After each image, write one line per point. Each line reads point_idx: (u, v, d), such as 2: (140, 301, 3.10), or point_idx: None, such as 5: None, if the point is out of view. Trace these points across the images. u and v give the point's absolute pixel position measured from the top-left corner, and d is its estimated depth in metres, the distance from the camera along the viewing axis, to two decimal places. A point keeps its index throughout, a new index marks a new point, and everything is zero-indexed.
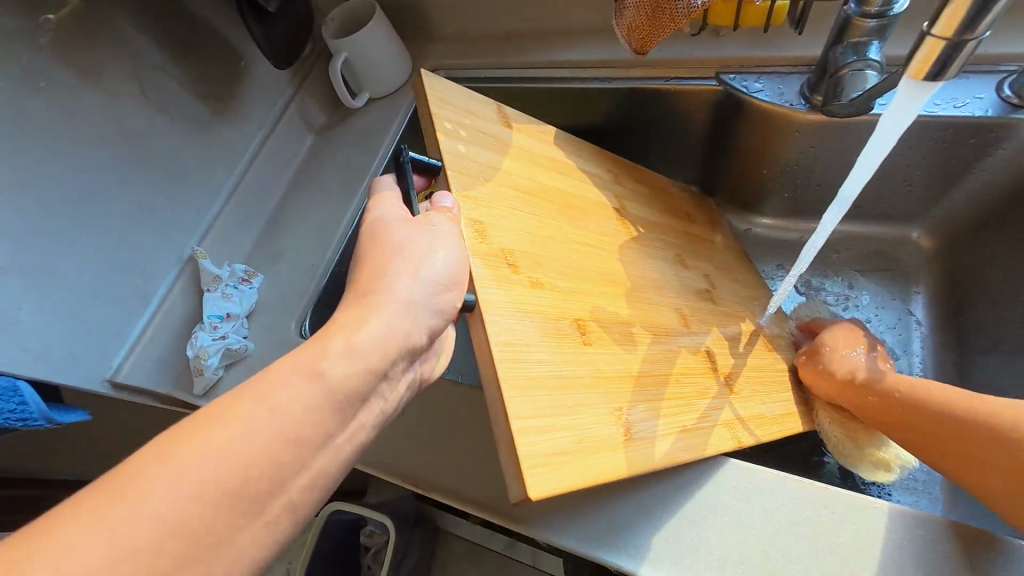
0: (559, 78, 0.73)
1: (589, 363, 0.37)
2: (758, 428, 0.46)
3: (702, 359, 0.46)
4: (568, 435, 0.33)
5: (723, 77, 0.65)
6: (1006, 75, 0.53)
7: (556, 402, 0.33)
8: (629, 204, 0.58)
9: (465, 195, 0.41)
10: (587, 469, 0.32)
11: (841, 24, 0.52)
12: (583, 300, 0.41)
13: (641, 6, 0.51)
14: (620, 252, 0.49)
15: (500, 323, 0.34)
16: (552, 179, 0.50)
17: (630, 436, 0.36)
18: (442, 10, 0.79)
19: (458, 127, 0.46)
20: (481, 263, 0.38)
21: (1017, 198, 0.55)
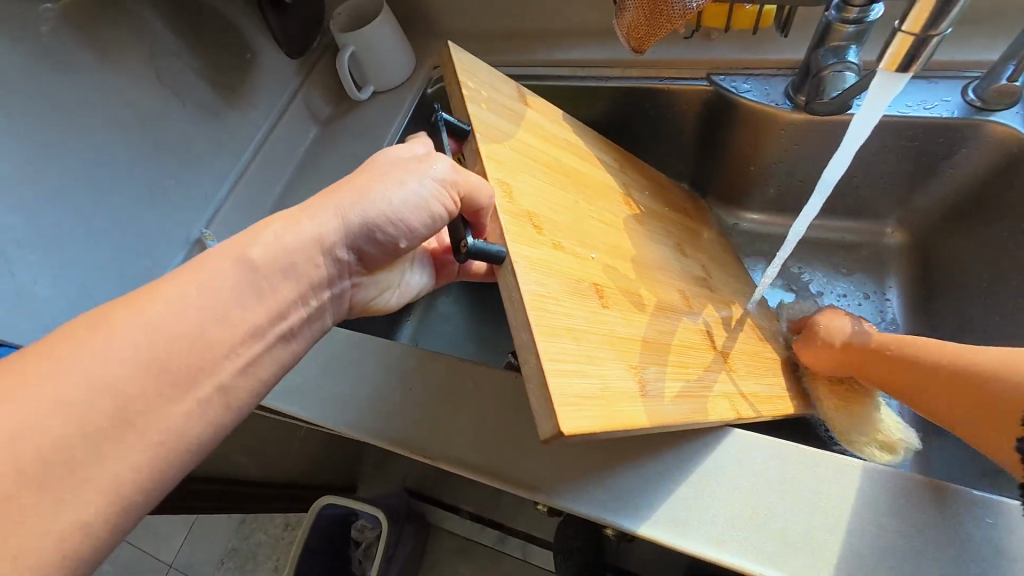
0: (559, 76, 0.76)
1: (608, 325, 0.39)
2: (752, 404, 0.49)
3: (703, 335, 0.49)
4: (594, 383, 0.35)
5: (713, 78, 0.69)
6: (970, 81, 0.58)
7: (583, 353, 0.35)
8: (635, 192, 0.61)
9: (490, 157, 0.44)
10: (611, 414, 0.34)
11: (823, 29, 0.56)
12: (599, 268, 0.43)
13: (638, 7, 0.54)
14: (629, 231, 0.53)
15: (531, 278, 0.37)
16: (565, 159, 0.53)
17: (644, 391, 0.38)
18: (446, 9, 0.82)
19: (484, 102, 0.49)
20: (510, 221, 0.40)
21: (980, 194, 0.60)
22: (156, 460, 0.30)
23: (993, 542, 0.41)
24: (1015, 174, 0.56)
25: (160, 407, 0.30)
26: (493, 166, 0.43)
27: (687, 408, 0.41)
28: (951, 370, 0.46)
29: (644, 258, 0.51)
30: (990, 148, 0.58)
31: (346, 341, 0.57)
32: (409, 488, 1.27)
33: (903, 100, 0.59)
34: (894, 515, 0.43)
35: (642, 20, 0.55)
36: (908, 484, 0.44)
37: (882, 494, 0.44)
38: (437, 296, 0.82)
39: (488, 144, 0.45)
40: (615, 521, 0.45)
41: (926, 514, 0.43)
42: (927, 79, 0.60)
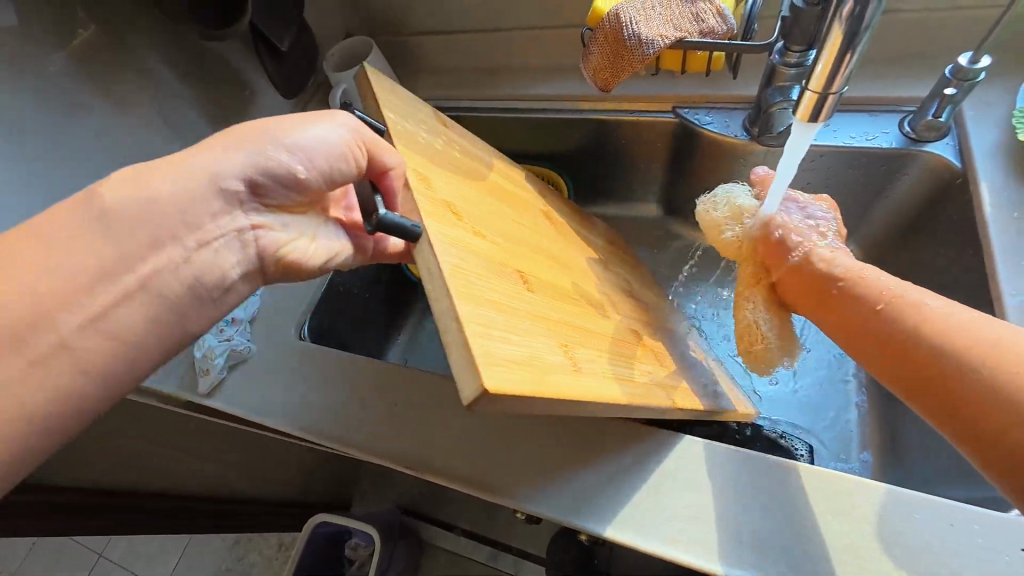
0: (537, 109, 0.82)
1: (533, 305, 0.37)
2: (690, 397, 0.49)
3: (631, 338, 0.48)
4: (520, 349, 0.31)
5: (678, 111, 0.75)
6: (906, 115, 0.64)
7: (509, 322, 0.33)
8: (555, 214, 0.62)
9: (403, 148, 0.41)
10: (539, 379, 0.31)
11: (769, 71, 0.62)
12: (520, 258, 0.42)
13: (603, 52, 0.60)
14: (553, 240, 0.53)
15: (452, 251, 0.34)
16: (486, 171, 0.53)
17: (575, 368, 0.36)
18: (434, 48, 0.89)
19: (401, 111, 0.47)
20: (430, 202, 0.37)
21: (922, 215, 0.65)
22: None
23: (924, 538, 0.44)
24: (951, 199, 0.62)
25: None
26: (408, 156, 0.41)
27: (621, 391, 0.39)
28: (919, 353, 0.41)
29: (565, 259, 0.51)
30: (925, 175, 0.63)
31: (339, 358, 0.61)
32: (403, 504, 1.28)
33: (848, 132, 0.65)
34: (838, 513, 0.46)
35: (605, 63, 0.61)
36: (855, 487, 0.47)
37: (825, 494, 0.47)
38: (426, 316, 0.87)
39: (403, 139, 0.42)
40: (585, 526, 0.48)
41: (868, 510, 0.46)
42: (869, 113, 0.65)
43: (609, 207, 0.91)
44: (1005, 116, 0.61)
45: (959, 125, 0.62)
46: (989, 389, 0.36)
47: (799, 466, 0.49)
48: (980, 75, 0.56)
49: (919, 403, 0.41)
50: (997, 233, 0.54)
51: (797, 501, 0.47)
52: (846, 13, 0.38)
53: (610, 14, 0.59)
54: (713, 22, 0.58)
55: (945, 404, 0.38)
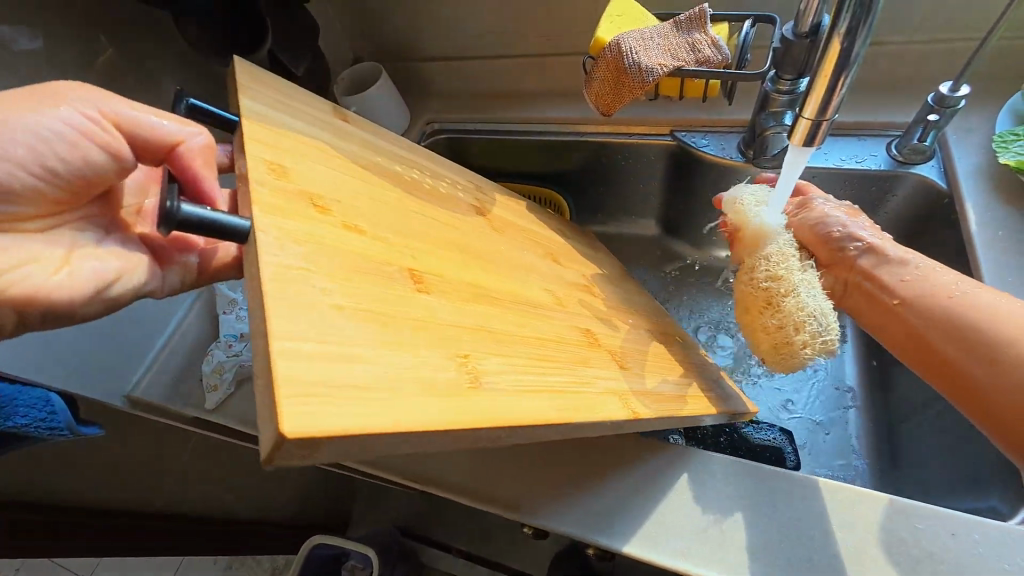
0: (540, 132, 0.86)
1: (418, 309, 0.31)
2: (654, 403, 0.43)
3: (580, 334, 0.43)
4: (369, 370, 0.25)
5: (676, 134, 0.78)
6: (891, 139, 0.67)
7: (364, 335, 0.26)
8: (490, 208, 0.56)
9: (255, 138, 0.35)
10: (384, 408, 0.24)
11: (762, 97, 0.66)
12: (414, 256, 0.36)
13: (604, 79, 0.64)
14: (479, 236, 0.47)
15: (298, 250, 0.28)
16: (395, 167, 0.47)
17: (472, 385, 0.29)
18: (440, 74, 0.93)
19: (274, 101, 0.41)
20: (280, 196, 0.31)
21: (913, 233, 0.68)
22: None
23: (926, 548, 0.45)
24: (938, 218, 0.64)
25: None
26: (264, 148, 0.34)
27: (550, 405, 0.32)
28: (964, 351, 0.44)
29: (494, 256, 0.45)
30: (914, 195, 0.66)
31: None
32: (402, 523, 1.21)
33: (838, 155, 0.68)
34: (849, 530, 0.47)
35: (606, 89, 0.64)
36: (864, 504, 0.48)
37: (827, 505, 0.48)
38: None
39: (261, 129, 0.36)
40: (599, 540, 0.49)
41: (877, 527, 0.46)
42: (857, 138, 0.69)
43: (609, 225, 0.94)
44: (986, 140, 0.64)
45: (943, 149, 0.65)
46: (995, 359, 0.41)
47: (809, 481, 0.50)
48: (961, 103, 0.59)
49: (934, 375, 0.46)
50: (983, 251, 0.57)
51: (806, 518, 0.48)
52: (836, 46, 0.41)
53: (612, 43, 0.63)
54: (709, 52, 0.61)
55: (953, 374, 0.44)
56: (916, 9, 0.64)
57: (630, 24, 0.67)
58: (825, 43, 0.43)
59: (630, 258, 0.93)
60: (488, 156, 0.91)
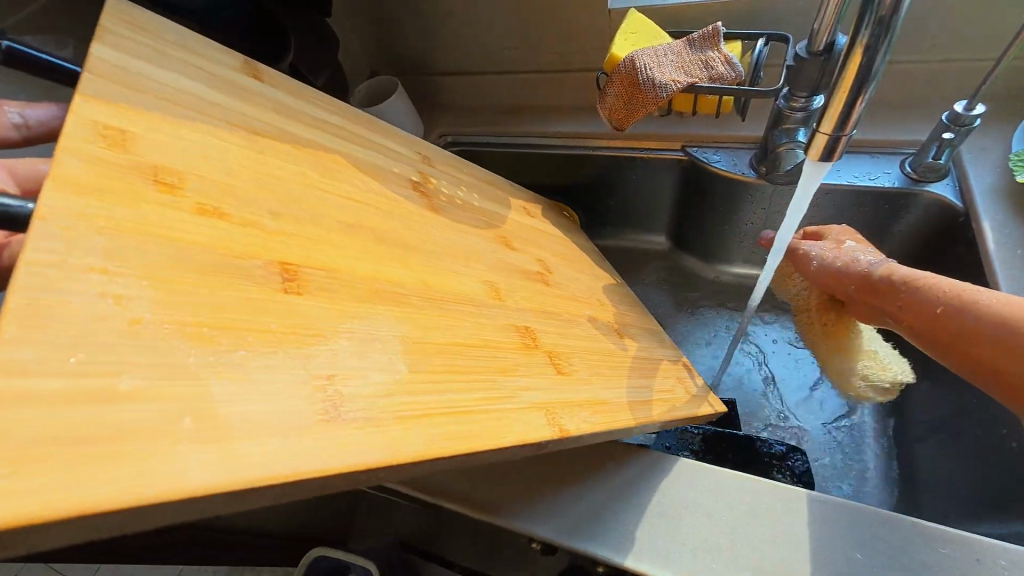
0: (558, 146, 0.87)
1: (280, 315, 0.24)
2: (590, 415, 0.35)
3: (512, 334, 0.35)
4: (145, 413, 0.18)
5: (688, 149, 0.80)
6: (905, 157, 0.70)
7: (154, 363, 0.19)
8: (437, 181, 0.47)
9: (92, 96, 0.26)
10: (153, 474, 0.17)
11: (775, 114, 0.68)
12: (298, 241, 0.28)
13: (618, 94, 0.65)
14: (406, 214, 0.39)
15: (98, 242, 0.21)
16: (314, 135, 0.38)
17: (323, 420, 0.22)
18: (455, 88, 0.95)
19: (147, 50, 0.32)
20: (101, 170, 0.23)
21: (926, 250, 0.70)
22: None
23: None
24: (950, 237, 0.67)
25: None
26: (107, 109, 0.27)
27: (439, 434, 0.25)
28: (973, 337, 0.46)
29: (426, 244, 0.37)
30: (927, 214, 0.69)
31: None
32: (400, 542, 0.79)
33: (850, 172, 0.71)
34: (860, 544, 0.42)
35: (620, 103, 0.66)
36: (871, 514, 0.43)
37: (855, 527, 0.43)
38: None
39: (102, 82, 0.28)
40: (598, 553, 0.44)
41: (891, 539, 0.42)
42: (871, 156, 0.72)
43: (622, 237, 0.95)
44: (1001, 159, 0.67)
45: (957, 167, 0.68)
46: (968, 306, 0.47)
47: (813, 492, 0.45)
48: (976, 120, 0.62)
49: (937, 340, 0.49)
50: (1000, 269, 0.58)
51: (816, 531, 0.43)
52: (855, 64, 0.43)
53: (626, 60, 0.64)
54: (722, 69, 0.63)
55: (947, 333, 0.48)
56: (927, 34, 0.68)
57: (643, 41, 0.69)
58: (845, 56, 0.44)
59: (639, 270, 0.94)
60: (504, 170, 0.93)
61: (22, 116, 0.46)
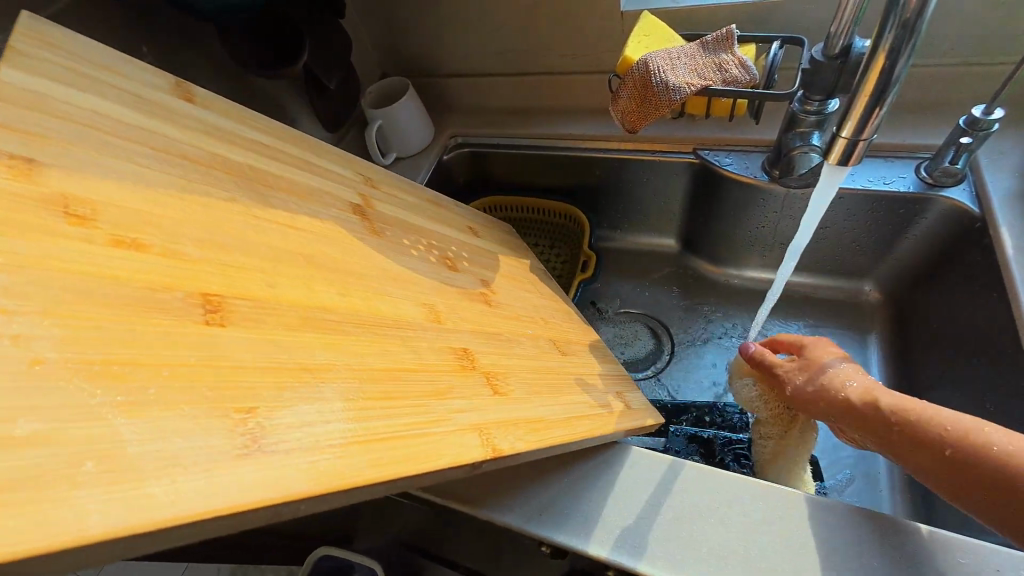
0: (566, 148, 0.87)
1: (199, 349, 0.22)
2: (526, 432, 0.34)
3: (448, 357, 0.33)
4: (39, 458, 0.16)
5: (699, 152, 0.78)
6: (921, 161, 0.68)
7: (54, 407, 0.17)
8: (380, 203, 0.43)
9: (3, 125, 0.22)
10: (44, 521, 0.15)
11: (789, 117, 0.66)
12: (223, 269, 0.25)
13: (631, 96, 0.64)
14: (343, 240, 0.35)
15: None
16: (268, 164, 0.35)
17: (243, 450, 0.20)
18: (463, 91, 0.95)
19: (65, 70, 0.27)
20: (2, 207, 0.20)
21: (941, 256, 0.68)
22: None
23: None
24: (967, 241, 0.64)
25: None
26: (17, 137, 0.22)
27: (366, 459, 0.24)
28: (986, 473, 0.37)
29: (369, 267, 0.35)
30: (945, 219, 0.66)
31: None
32: (400, 540, 0.80)
33: (865, 177, 0.69)
34: (877, 552, 0.39)
35: (633, 106, 0.64)
36: (888, 522, 0.40)
37: (883, 541, 0.39)
38: None
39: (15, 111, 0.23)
40: (613, 558, 0.41)
41: (913, 551, 0.39)
42: (885, 159, 0.70)
43: (629, 239, 0.94)
44: (1017, 164, 0.64)
45: (974, 172, 0.65)
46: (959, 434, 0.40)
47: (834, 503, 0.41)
48: (995, 125, 0.59)
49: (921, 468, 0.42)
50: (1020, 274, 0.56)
51: (835, 540, 0.40)
52: (876, 69, 0.40)
53: (639, 62, 0.63)
54: (736, 72, 0.62)
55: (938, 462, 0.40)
56: (945, 37, 0.65)
57: (657, 44, 0.67)
58: (868, 58, 0.41)
59: (646, 274, 0.93)
60: (513, 172, 0.93)
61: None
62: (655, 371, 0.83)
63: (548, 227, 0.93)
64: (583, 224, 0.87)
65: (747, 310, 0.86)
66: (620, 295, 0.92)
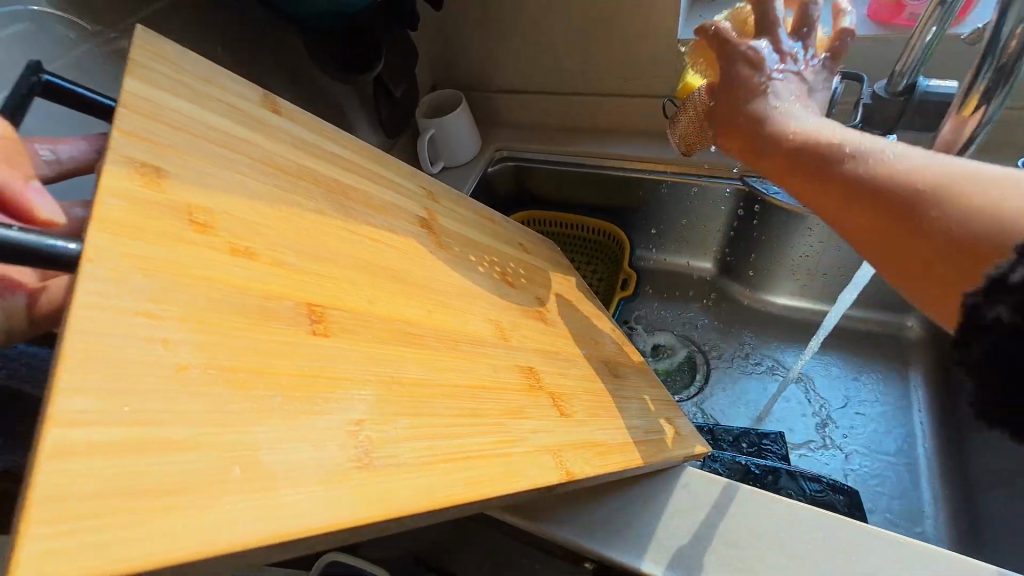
0: (610, 167, 0.88)
1: (310, 358, 0.21)
2: (591, 457, 0.34)
3: (520, 375, 0.33)
4: (193, 465, 0.16)
5: (748, 179, 0.76)
6: None
7: (201, 414, 0.17)
8: (443, 219, 0.44)
9: (132, 133, 0.22)
10: (205, 537, 0.15)
11: None
12: (323, 281, 0.25)
13: (689, 121, 0.65)
14: (426, 259, 0.36)
15: (143, 283, 0.18)
16: (348, 176, 0.36)
17: (360, 465, 0.20)
18: (511, 106, 0.97)
19: (173, 80, 0.27)
20: (140, 212, 0.20)
21: None
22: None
23: None
24: None
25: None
26: (143, 146, 0.23)
27: (460, 479, 0.23)
28: (910, 216, 0.28)
29: (439, 284, 0.35)
30: None
31: None
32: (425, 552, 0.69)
33: None
34: None
35: (692, 130, 0.65)
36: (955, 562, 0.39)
37: None
38: None
39: (144, 120, 0.23)
40: None
41: None
42: None
43: (666, 260, 0.94)
44: None
45: None
46: (921, 189, 0.28)
47: (920, 543, 0.40)
48: None
49: (893, 276, 0.30)
50: None
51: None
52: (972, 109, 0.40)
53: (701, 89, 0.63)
54: None
55: (887, 221, 0.29)
56: None
57: None
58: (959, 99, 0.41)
59: (684, 295, 0.92)
60: (553, 188, 0.94)
61: (54, 152, 0.33)
62: (688, 395, 0.83)
63: (590, 243, 0.93)
64: (623, 244, 0.88)
65: (785, 339, 0.85)
66: (653, 315, 0.92)
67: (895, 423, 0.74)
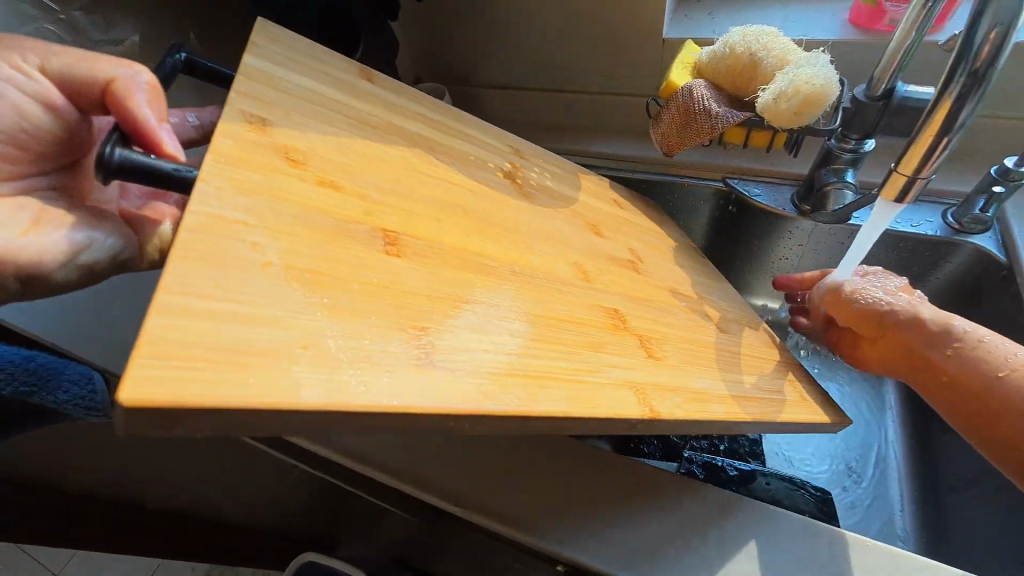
0: (597, 164, 0.86)
1: (379, 274, 0.29)
2: (684, 401, 0.36)
3: (603, 314, 0.39)
4: (269, 336, 0.23)
5: (728, 181, 0.79)
6: (948, 207, 0.69)
7: (279, 301, 0.24)
8: (527, 170, 0.51)
9: (245, 92, 0.35)
10: (274, 385, 0.22)
11: (825, 153, 0.67)
12: (395, 218, 0.34)
13: (672, 120, 0.64)
14: (498, 199, 0.44)
15: (244, 201, 0.28)
16: (423, 130, 0.45)
17: (425, 364, 0.26)
18: (496, 101, 0.95)
19: (281, 56, 0.41)
20: (249, 145, 0.31)
21: (965, 301, 0.69)
22: (150, 246, 0.46)
23: None
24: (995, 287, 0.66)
25: (147, 225, 0.47)
26: (254, 102, 0.35)
27: (533, 396, 0.28)
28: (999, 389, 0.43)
29: (504, 222, 0.41)
30: (970, 264, 0.67)
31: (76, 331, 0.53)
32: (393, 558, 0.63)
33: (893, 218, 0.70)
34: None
35: (673, 130, 0.64)
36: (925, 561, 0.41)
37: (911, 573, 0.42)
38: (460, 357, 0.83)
39: (250, 83, 0.36)
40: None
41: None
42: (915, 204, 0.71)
43: None
44: None
45: (1001, 222, 0.67)
46: None
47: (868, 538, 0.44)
48: None
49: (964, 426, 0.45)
50: None
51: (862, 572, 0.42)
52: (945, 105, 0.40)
53: (684, 89, 0.63)
54: None
55: (970, 405, 0.44)
56: None
57: None
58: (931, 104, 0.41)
59: None
60: None
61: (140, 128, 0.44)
62: None
63: None
64: None
65: None
66: None
67: (867, 430, 0.76)
